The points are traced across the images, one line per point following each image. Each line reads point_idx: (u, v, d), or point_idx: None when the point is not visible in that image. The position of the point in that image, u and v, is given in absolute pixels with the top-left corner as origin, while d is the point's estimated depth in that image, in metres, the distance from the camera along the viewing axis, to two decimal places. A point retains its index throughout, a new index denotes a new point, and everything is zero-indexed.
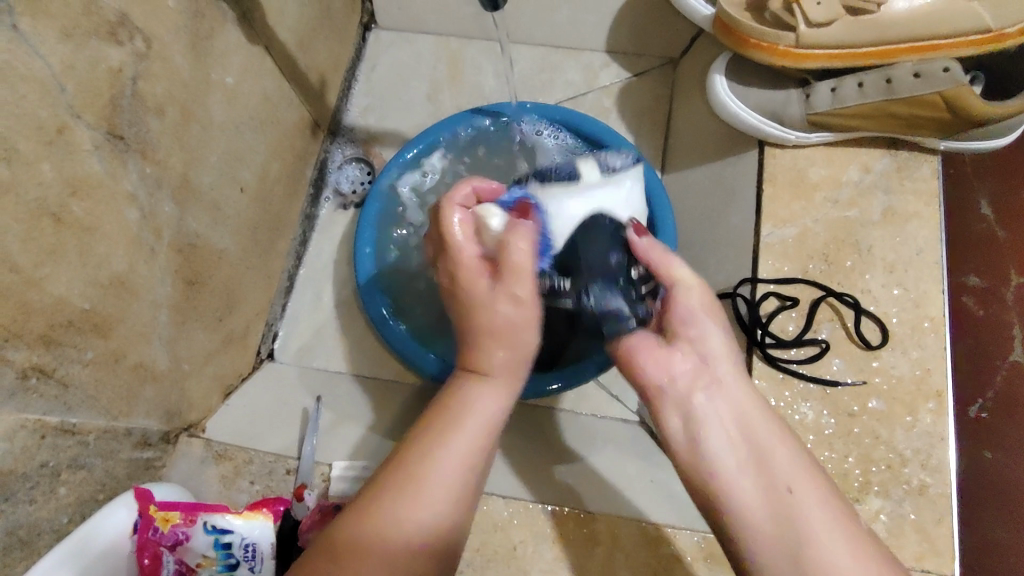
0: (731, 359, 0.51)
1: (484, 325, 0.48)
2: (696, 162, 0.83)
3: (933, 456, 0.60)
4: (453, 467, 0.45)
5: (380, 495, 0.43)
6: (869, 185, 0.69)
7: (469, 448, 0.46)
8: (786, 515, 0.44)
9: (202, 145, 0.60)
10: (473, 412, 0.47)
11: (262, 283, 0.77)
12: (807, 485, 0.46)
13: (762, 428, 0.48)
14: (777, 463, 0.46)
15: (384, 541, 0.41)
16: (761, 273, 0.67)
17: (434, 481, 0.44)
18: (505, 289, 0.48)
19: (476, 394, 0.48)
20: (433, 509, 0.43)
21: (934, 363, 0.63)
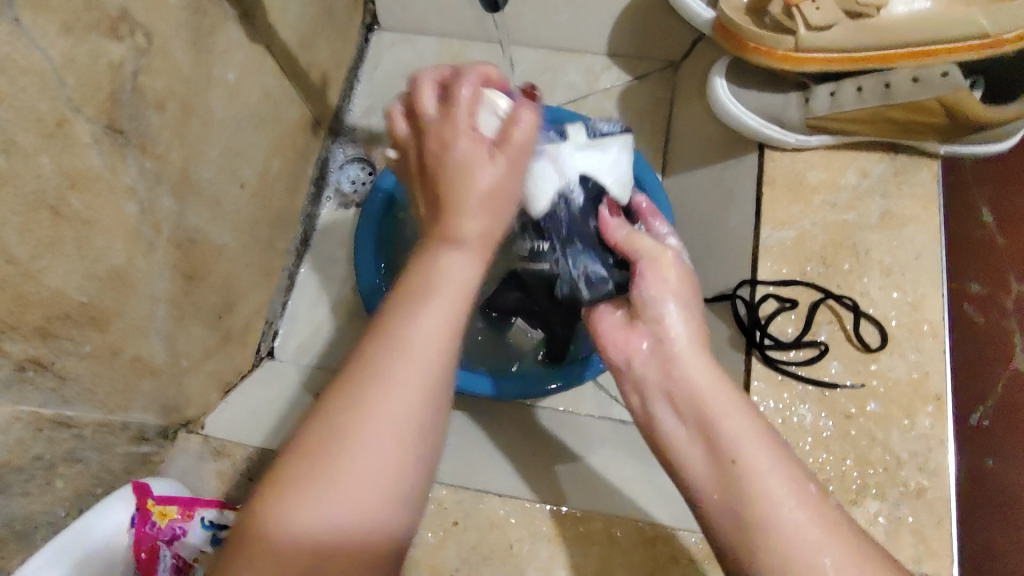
0: (690, 333, 0.53)
1: (449, 170, 0.41)
2: (696, 164, 0.83)
3: (931, 460, 0.59)
4: (408, 393, 0.35)
5: (309, 449, 0.34)
6: (868, 189, 0.69)
7: (425, 363, 0.36)
8: (730, 476, 0.45)
9: (202, 140, 0.60)
10: (444, 277, 0.38)
11: (262, 281, 0.77)
12: (755, 446, 0.45)
13: (710, 394, 0.48)
14: (726, 429, 0.46)
15: (322, 507, 0.33)
16: (760, 275, 0.67)
17: (382, 411, 0.34)
18: (480, 144, 0.43)
19: (446, 257, 0.39)
20: (380, 451, 0.34)
21: (932, 367, 0.62)
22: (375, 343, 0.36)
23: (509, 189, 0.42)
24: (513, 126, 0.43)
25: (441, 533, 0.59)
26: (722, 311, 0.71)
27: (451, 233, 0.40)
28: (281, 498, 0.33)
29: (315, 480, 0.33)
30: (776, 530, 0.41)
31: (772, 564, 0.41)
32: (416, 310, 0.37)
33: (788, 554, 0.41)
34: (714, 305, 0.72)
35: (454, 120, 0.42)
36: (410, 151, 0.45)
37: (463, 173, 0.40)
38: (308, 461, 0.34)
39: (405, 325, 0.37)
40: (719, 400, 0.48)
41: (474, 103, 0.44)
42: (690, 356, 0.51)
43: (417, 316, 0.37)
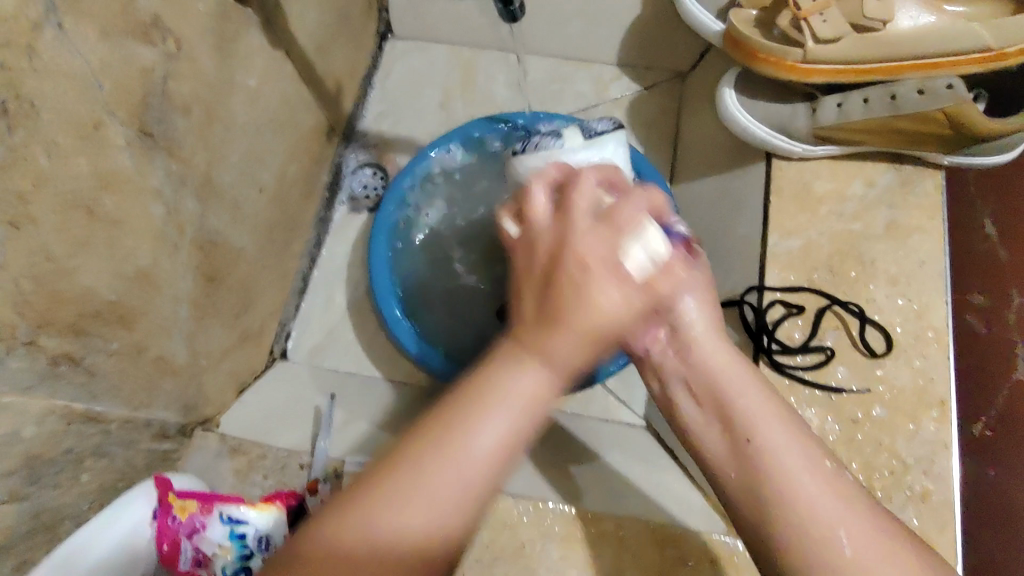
0: (710, 336, 0.51)
1: (570, 292, 0.38)
2: (703, 173, 0.85)
3: (936, 464, 0.61)
4: (461, 476, 0.36)
5: (396, 469, 0.36)
6: (874, 199, 0.71)
7: (518, 426, 0.37)
8: (745, 451, 0.47)
9: (225, 144, 0.62)
10: (506, 391, 0.37)
11: (277, 283, 0.78)
12: (769, 417, 0.47)
13: (725, 378, 0.50)
14: (742, 409, 0.48)
15: (386, 518, 0.34)
16: (768, 282, 0.68)
17: (470, 454, 0.36)
18: (611, 268, 0.39)
19: (523, 369, 0.38)
20: (460, 484, 0.36)
21: (937, 372, 0.64)
22: (460, 415, 0.37)
23: (620, 330, 0.39)
24: (638, 227, 0.42)
25: None
26: (731, 316, 0.72)
27: (546, 351, 0.38)
28: (359, 503, 0.35)
29: (394, 489, 0.35)
30: (789, 489, 0.43)
31: (785, 536, 0.42)
32: (495, 407, 0.37)
33: (800, 510, 0.42)
34: (724, 309, 0.73)
35: (595, 267, 0.39)
36: (541, 246, 0.41)
37: (586, 305, 0.38)
38: (393, 477, 0.35)
39: (480, 411, 0.37)
40: (732, 376, 0.50)
41: (636, 223, 0.42)
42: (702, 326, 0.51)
43: (493, 411, 0.37)
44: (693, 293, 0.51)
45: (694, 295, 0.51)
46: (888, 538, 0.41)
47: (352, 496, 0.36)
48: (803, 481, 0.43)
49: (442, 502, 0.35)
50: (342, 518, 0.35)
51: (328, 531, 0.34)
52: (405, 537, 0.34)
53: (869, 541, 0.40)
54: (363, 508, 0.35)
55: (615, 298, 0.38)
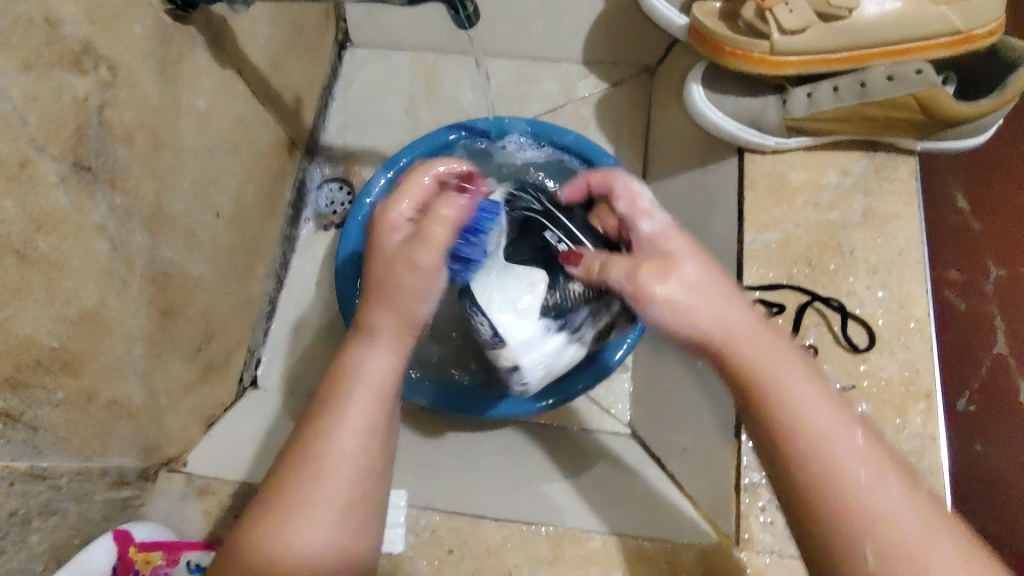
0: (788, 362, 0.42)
1: (390, 271, 0.47)
2: (676, 170, 0.83)
3: (926, 457, 0.60)
4: (339, 472, 0.44)
5: (296, 456, 0.45)
6: (849, 188, 0.70)
7: (382, 381, 0.47)
8: (854, 527, 0.37)
9: (173, 170, 0.59)
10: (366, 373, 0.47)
11: (241, 310, 0.75)
12: (868, 487, 0.38)
13: (822, 440, 0.39)
14: (854, 479, 0.38)
15: (302, 525, 0.43)
16: (747, 279, 0.67)
17: (360, 394, 0.46)
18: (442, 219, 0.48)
19: (370, 351, 0.47)
20: (351, 428, 0.45)
21: (923, 364, 0.63)
22: (333, 390, 0.47)
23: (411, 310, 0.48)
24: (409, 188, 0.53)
25: (438, 563, 0.58)
26: None
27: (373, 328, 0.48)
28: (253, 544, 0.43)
29: (304, 494, 0.43)
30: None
31: None
32: (355, 387, 0.46)
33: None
34: None
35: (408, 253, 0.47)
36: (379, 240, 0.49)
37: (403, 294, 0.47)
38: (287, 497, 0.43)
39: (348, 397, 0.46)
40: (821, 436, 0.39)
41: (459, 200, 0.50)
42: (750, 359, 0.42)
43: (353, 392, 0.46)
44: (710, 322, 0.43)
45: (712, 314, 0.43)
46: None
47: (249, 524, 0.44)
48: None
49: (333, 495, 0.44)
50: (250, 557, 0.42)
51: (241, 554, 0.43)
52: (327, 521, 0.43)
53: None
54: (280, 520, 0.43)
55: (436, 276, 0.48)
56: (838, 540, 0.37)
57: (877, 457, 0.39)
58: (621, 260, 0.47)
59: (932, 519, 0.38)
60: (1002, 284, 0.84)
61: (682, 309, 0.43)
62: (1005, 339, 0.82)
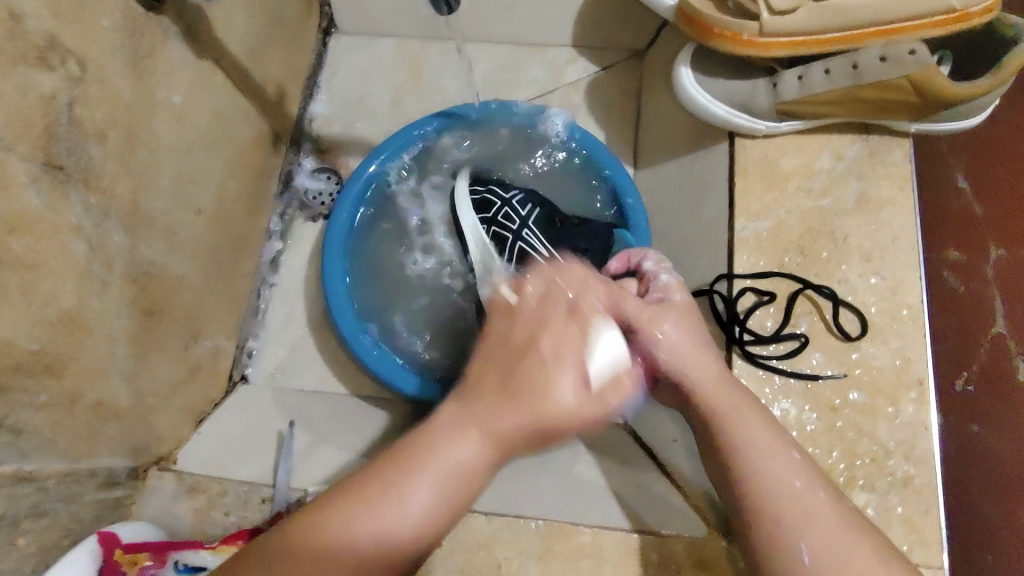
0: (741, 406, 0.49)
1: (537, 380, 0.43)
2: (666, 156, 0.82)
3: (918, 447, 0.59)
4: (419, 509, 0.40)
5: (395, 464, 0.41)
6: (842, 172, 0.68)
7: (475, 451, 0.41)
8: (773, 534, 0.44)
9: (152, 167, 0.58)
10: (441, 460, 0.41)
11: (228, 306, 0.74)
12: (799, 492, 0.45)
13: (760, 462, 0.47)
14: (784, 504, 0.45)
15: (359, 533, 0.39)
16: (737, 268, 0.66)
17: (441, 467, 0.40)
18: (571, 364, 0.44)
19: (462, 440, 0.41)
20: (437, 486, 0.40)
21: (915, 352, 0.62)
22: (454, 426, 0.42)
23: (565, 424, 0.43)
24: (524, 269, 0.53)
25: (430, 558, 0.58)
26: (700, 307, 0.69)
27: (483, 425, 0.41)
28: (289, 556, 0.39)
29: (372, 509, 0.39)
30: (840, 564, 0.42)
31: None
32: (433, 457, 0.41)
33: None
34: (694, 300, 0.70)
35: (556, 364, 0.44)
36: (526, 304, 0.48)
37: (544, 395, 0.42)
38: (377, 499, 0.40)
39: (439, 450, 0.41)
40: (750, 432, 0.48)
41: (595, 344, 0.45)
42: (708, 394, 0.50)
43: (436, 460, 0.41)
44: (689, 361, 0.52)
45: (693, 361, 0.52)
46: None
47: (302, 522, 0.40)
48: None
49: (411, 528, 0.40)
50: (294, 554, 0.39)
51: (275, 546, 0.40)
52: (381, 534, 0.39)
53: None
54: (350, 512, 0.40)
55: (570, 389, 0.43)
56: (771, 536, 0.44)
57: (808, 470, 0.47)
58: (634, 298, 0.54)
59: (858, 527, 0.44)
60: (1003, 266, 0.82)
61: (673, 354, 0.52)
62: (1003, 320, 0.80)
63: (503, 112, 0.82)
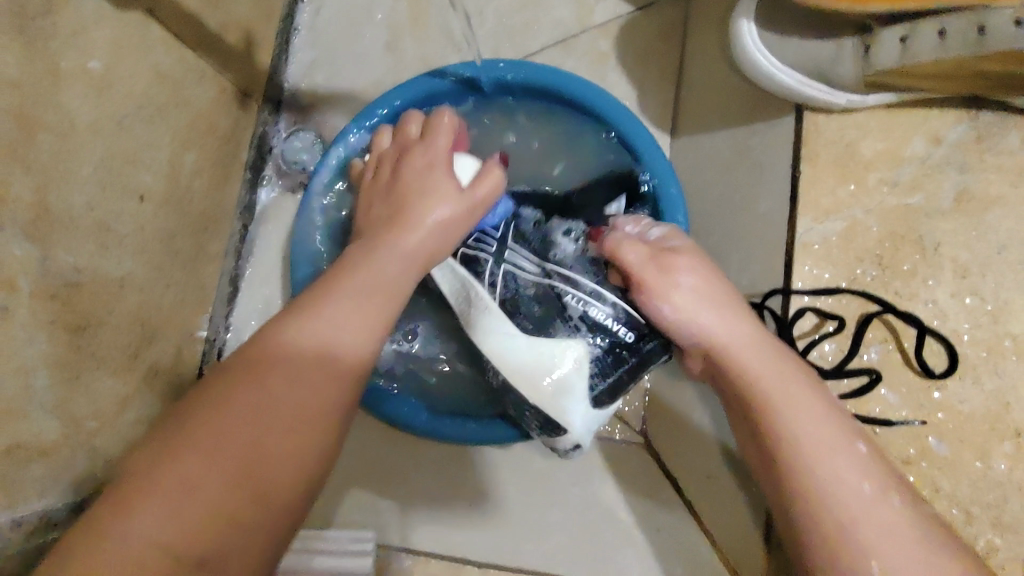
0: (780, 371, 0.44)
1: (416, 194, 0.50)
2: (713, 124, 0.67)
3: (1008, 512, 0.49)
4: (354, 312, 0.42)
5: (329, 285, 0.43)
6: (939, 161, 0.54)
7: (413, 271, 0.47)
8: (824, 530, 0.39)
9: (65, 157, 0.46)
10: (372, 281, 0.44)
11: (191, 297, 0.64)
12: (871, 501, 0.39)
13: (815, 446, 0.41)
14: (829, 495, 0.39)
15: (301, 328, 0.40)
16: (795, 283, 0.53)
17: (351, 296, 0.42)
18: (445, 184, 0.51)
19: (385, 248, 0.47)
20: (361, 297, 0.42)
21: (1014, 395, 0.50)
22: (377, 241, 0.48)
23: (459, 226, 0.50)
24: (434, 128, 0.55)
25: None
26: None
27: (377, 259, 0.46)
28: (217, 402, 0.36)
29: (294, 319, 0.40)
30: None
31: None
32: (349, 277, 0.44)
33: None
34: None
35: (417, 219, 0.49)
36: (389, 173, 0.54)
37: (425, 205, 0.49)
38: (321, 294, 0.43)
39: (374, 257, 0.46)
40: (800, 411, 0.42)
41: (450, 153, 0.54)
42: (760, 369, 0.44)
43: (349, 279, 0.44)
44: (720, 317, 0.46)
45: (716, 315, 0.46)
46: None
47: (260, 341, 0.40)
48: None
49: (354, 302, 0.42)
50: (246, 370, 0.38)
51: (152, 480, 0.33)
52: (346, 335, 0.41)
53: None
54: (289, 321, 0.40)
55: (446, 206, 0.49)
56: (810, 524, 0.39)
57: (875, 470, 0.40)
58: (635, 244, 0.50)
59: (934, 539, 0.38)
60: None
61: (681, 304, 0.47)
62: None
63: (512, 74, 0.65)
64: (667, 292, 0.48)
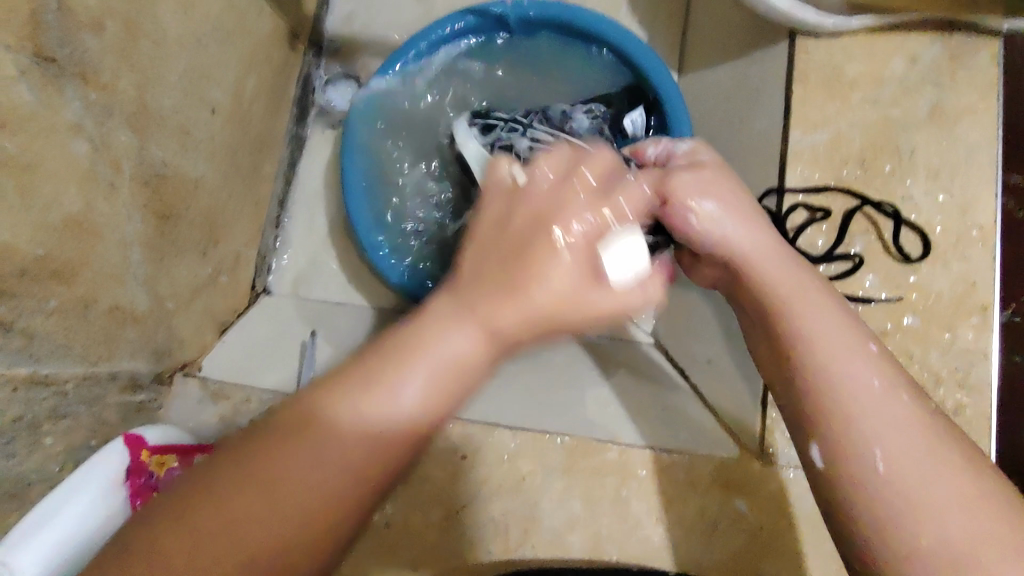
0: (769, 257, 0.48)
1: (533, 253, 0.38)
2: (716, 59, 0.75)
3: (973, 375, 0.56)
4: (423, 402, 0.37)
5: (407, 334, 0.38)
6: (917, 78, 0.61)
7: (457, 349, 0.37)
8: (821, 416, 0.42)
9: (156, 63, 0.52)
10: (435, 352, 0.37)
11: (248, 213, 0.72)
12: (877, 393, 0.41)
13: (823, 343, 0.44)
14: (835, 385, 0.42)
15: (401, 385, 0.36)
16: (788, 182, 0.60)
17: (434, 363, 0.37)
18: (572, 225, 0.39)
19: (457, 329, 0.37)
20: (431, 382, 0.37)
21: (980, 276, 0.57)
22: (433, 320, 0.38)
23: (574, 309, 0.38)
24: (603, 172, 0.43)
25: (452, 468, 0.59)
26: None
27: (467, 321, 0.37)
28: (284, 445, 0.36)
29: (386, 370, 0.37)
30: (907, 481, 0.38)
31: (849, 490, 0.40)
32: (416, 377, 0.37)
33: (919, 532, 0.37)
34: None
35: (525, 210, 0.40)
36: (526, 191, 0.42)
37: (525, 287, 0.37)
38: (396, 351, 0.37)
39: (421, 341, 0.37)
40: (808, 310, 0.45)
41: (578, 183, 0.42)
42: (770, 269, 0.48)
43: (416, 379, 0.37)
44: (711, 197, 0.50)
45: (714, 199, 0.50)
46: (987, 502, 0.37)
47: (331, 386, 0.37)
48: (925, 506, 0.38)
49: (446, 388, 0.37)
50: (337, 416, 0.36)
51: (270, 464, 0.35)
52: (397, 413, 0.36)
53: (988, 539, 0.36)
54: (392, 365, 0.37)
55: (565, 256, 0.38)
56: (834, 441, 0.41)
57: (889, 368, 0.43)
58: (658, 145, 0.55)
59: (945, 431, 0.41)
60: None
61: (700, 198, 0.50)
62: None
63: (535, 11, 0.73)
64: (693, 181, 0.50)
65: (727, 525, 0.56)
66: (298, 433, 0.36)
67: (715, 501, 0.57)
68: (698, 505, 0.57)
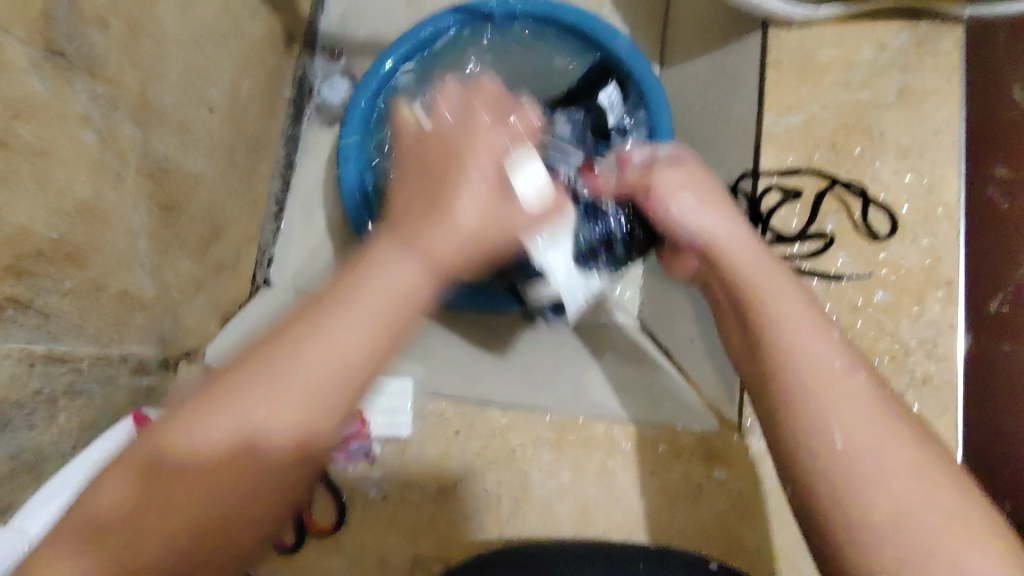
0: (732, 241, 0.50)
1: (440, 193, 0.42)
2: (696, 52, 0.78)
3: (941, 344, 0.58)
4: (298, 402, 0.35)
5: (269, 345, 0.37)
6: (884, 63, 0.64)
7: (327, 352, 0.36)
8: (782, 390, 0.43)
9: (158, 60, 0.55)
10: (304, 356, 0.36)
11: (246, 208, 0.75)
12: (838, 372, 0.42)
13: (786, 322, 0.45)
14: (792, 365, 0.43)
15: (271, 390, 0.35)
16: (763, 166, 0.63)
17: (297, 371, 0.35)
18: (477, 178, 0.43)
19: (359, 288, 0.37)
20: (289, 393, 0.35)
21: (947, 251, 0.60)
22: (298, 326, 0.37)
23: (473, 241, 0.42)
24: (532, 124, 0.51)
25: (446, 444, 0.61)
26: None
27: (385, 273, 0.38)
28: (154, 472, 0.35)
29: (241, 384, 0.36)
30: (861, 455, 0.39)
31: (807, 464, 0.40)
32: (280, 373, 0.35)
33: (867, 497, 0.38)
34: None
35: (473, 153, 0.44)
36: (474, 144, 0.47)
37: (397, 248, 0.39)
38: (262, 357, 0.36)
39: (295, 348, 0.36)
40: (775, 294, 0.46)
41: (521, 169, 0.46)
42: (738, 256, 0.49)
43: (280, 376, 0.35)
44: (686, 189, 0.53)
45: (693, 194, 0.53)
46: (934, 482, 0.38)
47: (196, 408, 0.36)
48: (876, 481, 0.38)
49: (308, 389, 0.35)
50: (197, 438, 0.35)
51: (156, 485, 0.35)
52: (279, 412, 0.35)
53: (939, 513, 0.36)
54: (243, 376, 0.36)
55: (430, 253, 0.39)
56: (795, 425, 0.41)
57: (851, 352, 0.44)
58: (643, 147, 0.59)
59: (899, 413, 0.41)
60: None
61: (675, 192, 0.53)
62: None
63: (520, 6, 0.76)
64: (668, 175, 0.54)
65: (710, 493, 0.58)
66: (155, 469, 0.35)
67: (697, 470, 0.59)
68: (683, 475, 0.59)
